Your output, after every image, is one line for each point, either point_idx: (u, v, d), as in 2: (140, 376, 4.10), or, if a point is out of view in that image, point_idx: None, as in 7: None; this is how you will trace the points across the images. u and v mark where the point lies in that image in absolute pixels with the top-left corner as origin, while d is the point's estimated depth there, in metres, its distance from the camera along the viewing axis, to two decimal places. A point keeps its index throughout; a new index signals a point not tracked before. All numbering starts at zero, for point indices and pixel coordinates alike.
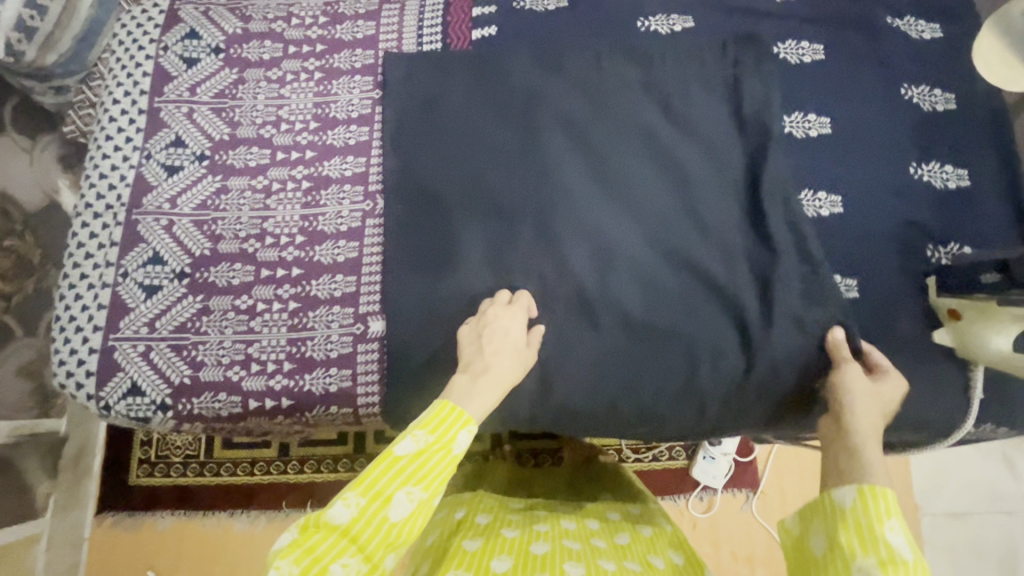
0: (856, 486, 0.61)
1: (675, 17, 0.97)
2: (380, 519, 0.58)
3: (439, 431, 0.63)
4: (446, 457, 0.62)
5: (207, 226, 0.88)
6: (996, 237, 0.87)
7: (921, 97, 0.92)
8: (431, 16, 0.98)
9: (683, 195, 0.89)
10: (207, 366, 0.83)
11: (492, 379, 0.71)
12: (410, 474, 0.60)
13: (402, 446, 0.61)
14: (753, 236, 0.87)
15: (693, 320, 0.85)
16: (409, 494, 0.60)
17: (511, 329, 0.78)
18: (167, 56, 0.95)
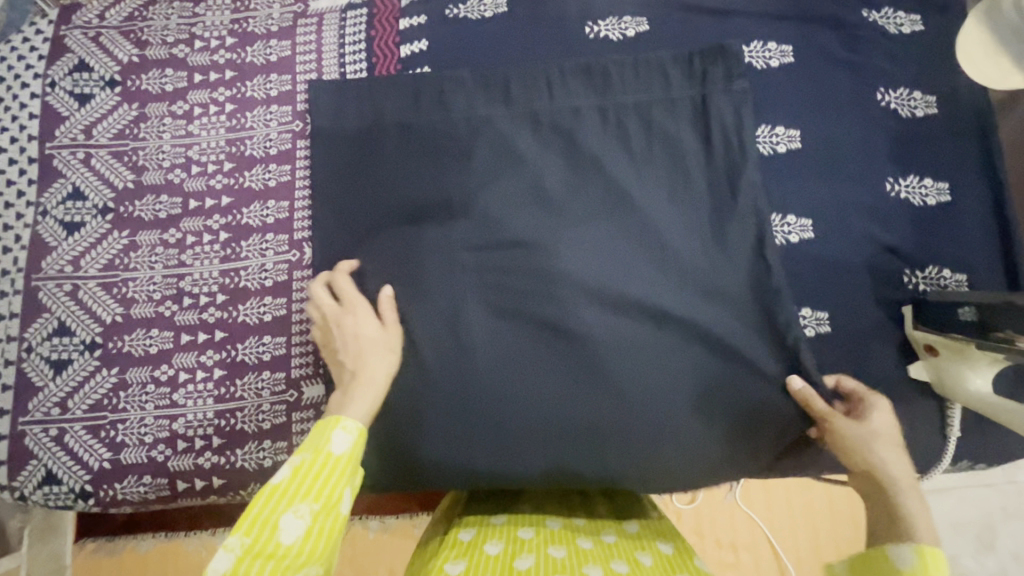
0: (915, 546, 0.58)
1: (627, 20, 0.87)
2: (272, 548, 0.52)
3: (312, 443, 0.60)
4: (339, 522, 0.57)
5: (116, 289, 0.80)
6: (979, 257, 0.80)
7: (899, 102, 0.84)
8: (353, 31, 0.86)
9: (644, 226, 0.80)
10: (128, 447, 0.76)
11: (365, 383, 0.70)
12: (311, 553, 0.54)
13: (286, 524, 0.54)
14: (720, 269, 0.79)
15: (659, 366, 0.78)
16: (298, 512, 0.55)
17: (360, 328, 0.74)
18: (55, 93, 0.84)
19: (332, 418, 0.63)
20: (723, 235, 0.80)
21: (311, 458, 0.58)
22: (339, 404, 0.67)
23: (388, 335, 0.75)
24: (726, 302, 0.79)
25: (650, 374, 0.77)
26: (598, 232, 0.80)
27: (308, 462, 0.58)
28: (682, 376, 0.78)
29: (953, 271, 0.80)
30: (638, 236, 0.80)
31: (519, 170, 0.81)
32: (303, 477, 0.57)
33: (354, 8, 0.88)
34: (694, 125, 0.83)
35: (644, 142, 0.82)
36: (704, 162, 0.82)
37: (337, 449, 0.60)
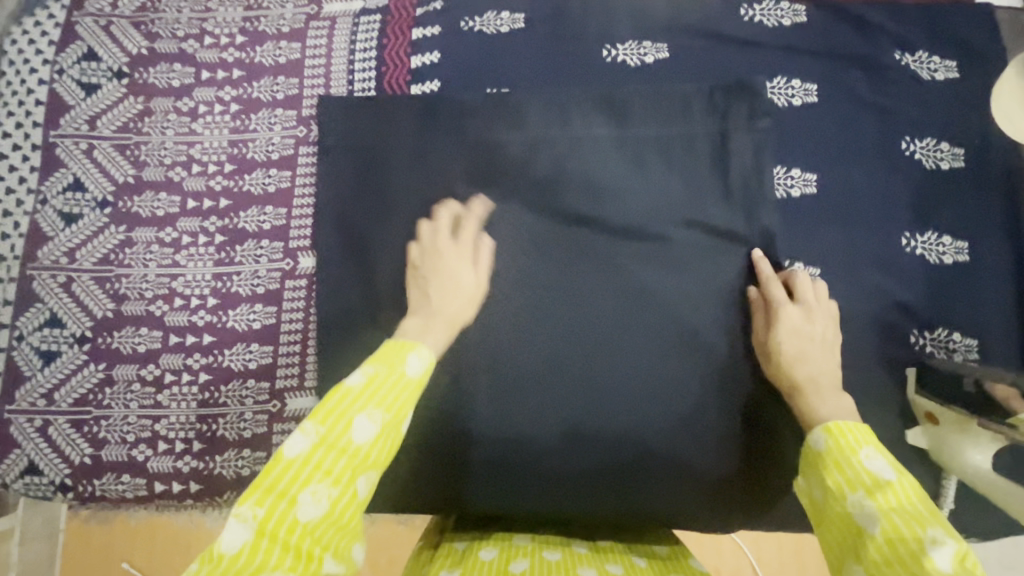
0: (823, 426, 0.59)
1: (648, 45, 0.84)
2: (344, 443, 0.53)
3: (389, 358, 0.59)
4: (399, 433, 0.57)
5: (110, 285, 0.79)
6: (993, 322, 0.77)
7: (925, 152, 0.80)
8: (365, 36, 0.84)
9: (644, 266, 0.78)
10: (110, 444, 0.76)
11: (444, 317, 0.69)
12: (376, 461, 0.54)
13: (359, 423, 0.54)
14: (719, 315, 0.77)
15: (605, 453, 0.76)
16: (370, 415, 0.54)
17: (453, 266, 0.73)
18: (62, 81, 0.83)
19: (410, 341, 0.61)
20: (724, 280, 0.78)
21: (384, 375, 0.57)
22: (417, 331, 0.66)
23: (451, 293, 0.71)
24: (722, 348, 0.77)
25: (593, 461, 0.76)
26: (596, 272, 0.78)
27: (384, 376, 0.57)
28: (634, 456, 0.76)
29: (963, 335, 0.77)
30: (638, 273, 0.78)
31: (525, 199, 0.80)
32: (375, 390, 0.56)
33: (367, 14, 0.85)
34: (706, 163, 0.80)
35: (652, 176, 0.80)
36: (714, 201, 0.79)
37: (411, 370, 0.58)
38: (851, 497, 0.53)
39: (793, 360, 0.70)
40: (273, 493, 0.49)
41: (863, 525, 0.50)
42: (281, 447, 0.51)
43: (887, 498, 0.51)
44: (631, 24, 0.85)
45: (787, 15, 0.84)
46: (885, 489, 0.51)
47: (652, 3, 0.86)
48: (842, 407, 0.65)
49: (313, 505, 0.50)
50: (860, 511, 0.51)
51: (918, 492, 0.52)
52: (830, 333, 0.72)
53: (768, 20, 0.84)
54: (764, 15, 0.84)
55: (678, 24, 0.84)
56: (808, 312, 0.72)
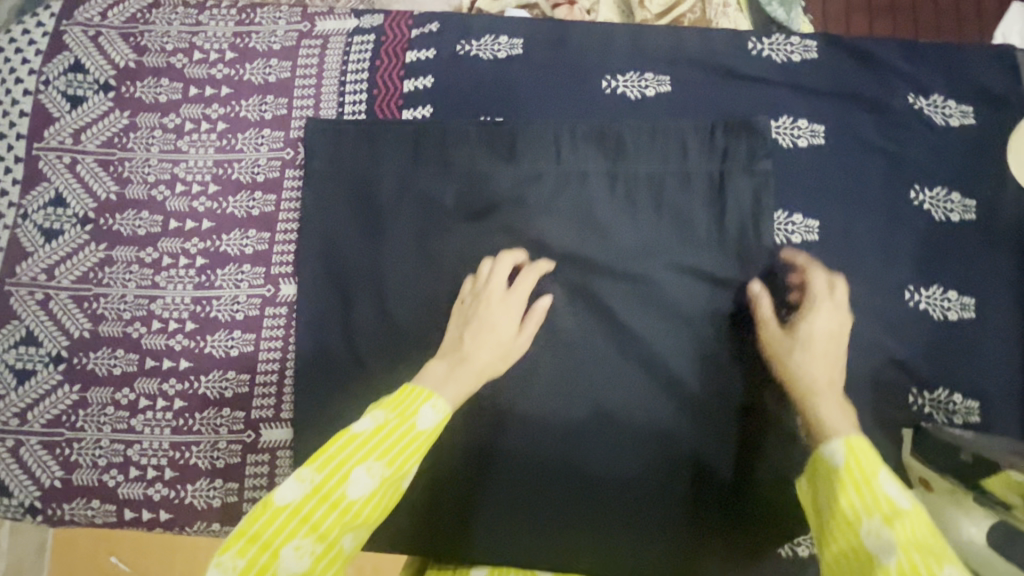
0: (844, 439, 0.55)
1: (649, 77, 0.81)
2: (338, 496, 0.52)
3: (402, 411, 0.59)
4: (395, 490, 0.57)
5: (88, 304, 0.78)
6: (996, 384, 0.74)
7: (934, 203, 0.77)
8: (357, 58, 0.82)
9: (633, 309, 0.76)
10: (81, 468, 0.75)
11: (472, 367, 0.68)
12: (368, 520, 0.54)
13: (356, 477, 0.53)
14: (709, 365, 0.74)
15: (590, 435, 0.74)
16: (369, 470, 0.54)
17: (499, 321, 0.72)
18: (48, 92, 0.81)
19: (425, 392, 0.62)
20: (717, 328, 0.75)
21: (388, 429, 0.57)
22: (442, 377, 0.66)
23: (484, 343, 0.70)
24: (711, 399, 0.74)
25: (580, 447, 0.74)
26: (584, 313, 0.76)
27: (392, 428, 0.57)
28: (615, 437, 0.74)
29: (964, 396, 0.74)
30: (628, 317, 0.76)
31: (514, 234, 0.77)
32: (378, 442, 0.56)
33: (361, 33, 0.82)
34: (703, 204, 0.77)
35: (646, 215, 0.77)
36: (710, 245, 0.76)
37: (421, 424, 0.59)
38: (866, 522, 0.49)
39: (804, 363, 0.68)
40: (258, 543, 0.49)
41: (875, 551, 0.47)
42: (275, 492, 0.51)
43: (905, 527, 0.47)
44: (633, 54, 0.82)
45: (797, 51, 0.81)
46: (904, 517, 0.48)
47: (656, 33, 0.83)
48: (844, 415, 0.61)
49: (293, 562, 0.50)
50: (876, 537, 0.47)
51: (938, 532, 0.48)
52: (842, 331, 0.70)
53: (776, 55, 0.81)
54: (773, 50, 0.81)
55: (682, 56, 0.81)
56: (835, 315, 0.70)
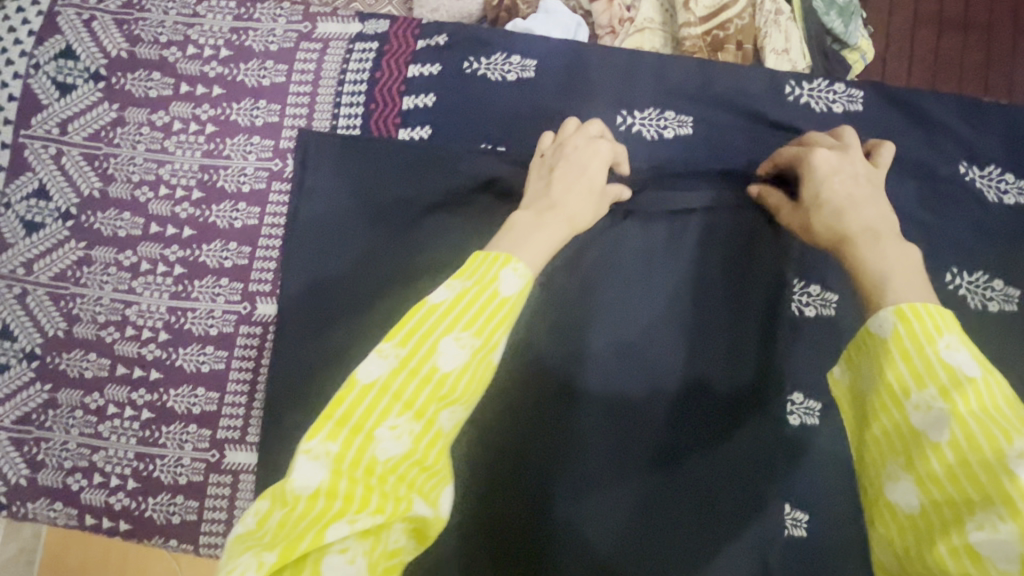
0: (893, 306, 0.43)
1: (669, 117, 0.74)
2: (428, 369, 0.44)
3: (478, 274, 0.49)
4: (490, 363, 0.47)
5: (64, 303, 0.76)
6: None
7: (972, 288, 0.68)
8: (356, 68, 0.76)
9: (623, 365, 0.69)
10: (47, 468, 0.74)
11: (559, 214, 0.59)
12: (463, 395, 0.45)
13: (445, 348, 0.45)
14: (711, 424, 0.67)
15: (589, 444, 0.67)
16: (458, 340, 0.45)
17: (588, 166, 0.64)
18: (38, 77, 0.78)
19: (503, 254, 0.50)
20: (721, 396, 0.68)
21: (474, 295, 0.47)
22: (532, 225, 0.56)
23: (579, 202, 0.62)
24: (741, 453, 0.67)
25: (586, 456, 0.67)
26: (570, 364, 0.70)
27: (472, 294, 0.47)
28: (654, 426, 0.67)
29: None
30: (630, 363, 0.69)
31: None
32: (460, 312, 0.46)
33: (364, 39, 0.77)
34: (713, 262, 0.70)
35: (650, 268, 0.70)
36: (716, 308, 0.69)
37: (505, 289, 0.48)
38: (914, 394, 0.41)
39: (839, 206, 0.56)
40: (349, 426, 0.42)
41: (922, 429, 0.40)
42: (356, 370, 0.44)
43: (968, 399, 0.38)
44: (654, 88, 0.75)
45: (839, 100, 0.73)
46: (967, 388, 0.39)
47: (683, 65, 0.75)
48: (894, 254, 0.49)
49: (391, 442, 0.42)
50: (926, 413, 0.40)
51: (1004, 390, 0.40)
52: (876, 182, 0.59)
53: (816, 103, 0.73)
54: (812, 96, 0.73)
55: (708, 95, 0.74)
56: (847, 155, 0.60)
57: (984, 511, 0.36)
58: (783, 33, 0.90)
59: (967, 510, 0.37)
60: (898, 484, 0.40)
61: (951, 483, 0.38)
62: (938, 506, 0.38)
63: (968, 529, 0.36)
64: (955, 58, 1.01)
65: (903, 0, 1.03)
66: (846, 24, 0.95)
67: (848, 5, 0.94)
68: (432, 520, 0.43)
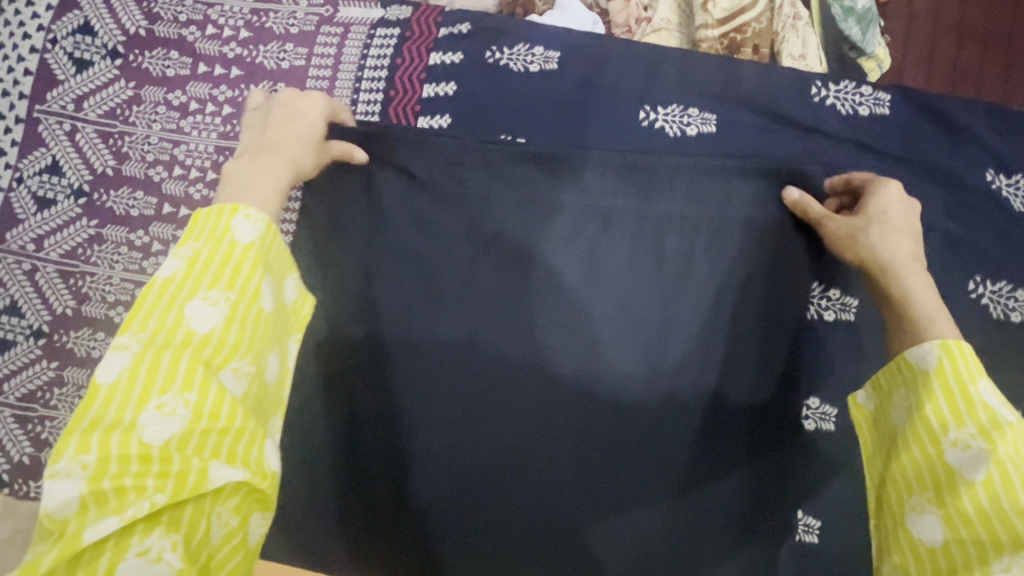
0: (939, 341, 0.47)
1: (693, 114, 0.73)
2: (179, 342, 0.43)
3: (206, 232, 0.48)
4: (261, 309, 0.48)
5: (74, 280, 0.75)
6: None
7: (995, 298, 0.68)
8: (378, 54, 0.76)
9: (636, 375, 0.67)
10: (50, 447, 0.74)
11: (280, 160, 0.59)
12: (237, 346, 0.46)
13: (194, 311, 0.45)
14: (736, 431, 0.66)
15: (566, 463, 0.66)
16: (206, 299, 0.45)
17: (286, 118, 0.64)
18: (54, 52, 0.78)
19: (228, 205, 0.49)
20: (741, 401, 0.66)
21: (212, 254, 0.46)
22: (254, 175, 0.55)
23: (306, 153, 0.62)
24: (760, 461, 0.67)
25: (554, 472, 0.67)
26: (585, 364, 0.68)
27: (205, 257, 0.46)
28: (677, 434, 0.66)
29: None
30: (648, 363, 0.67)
31: (522, 267, 0.70)
32: (200, 272, 0.46)
33: (385, 25, 0.76)
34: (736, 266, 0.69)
35: (670, 265, 0.69)
36: (739, 309, 0.68)
37: (240, 237, 0.48)
38: (952, 430, 0.43)
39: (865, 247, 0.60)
40: (100, 430, 0.40)
41: (957, 466, 0.42)
42: (94, 374, 0.42)
43: (1009, 443, 0.41)
44: (678, 84, 0.74)
45: (866, 102, 0.72)
46: (1006, 431, 0.41)
47: (709, 62, 0.74)
48: (924, 287, 0.55)
49: (158, 424, 0.41)
50: (964, 451, 0.42)
51: None
52: (908, 230, 0.60)
53: (842, 105, 0.72)
54: (839, 98, 0.72)
55: (733, 93, 0.73)
56: (883, 204, 0.62)
57: (1013, 555, 0.38)
58: (801, 38, 0.88)
59: (994, 550, 0.39)
60: (924, 517, 0.43)
61: (981, 523, 0.40)
62: (962, 542, 0.41)
63: (993, 570, 0.38)
64: (974, 69, 1.00)
65: (924, 9, 1.02)
66: (863, 32, 0.94)
67: (867, 13, 0.93)
68: (243, 478, 0.43)
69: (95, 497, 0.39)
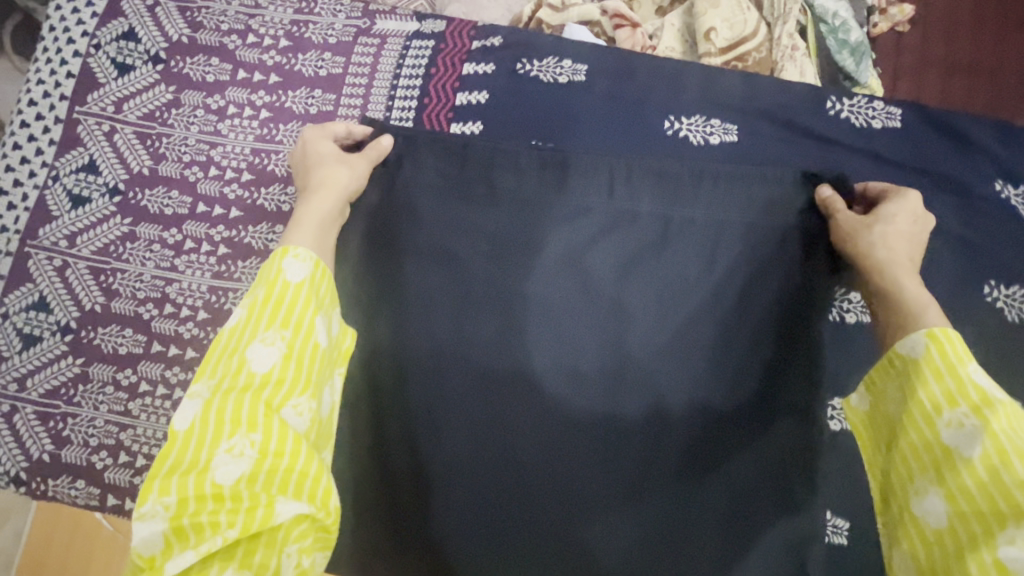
0: (925, 330, 0.48)
1: (715, 124, 0.76)
2: (243, 384, 0.47)
3: (265, 277, 0.53)
4: (316, 343, 0.52)
5: (104, 277, 0.76)
6: None
7: (1010, 301, 0.70)
8: (412, 63, 0.79)
9: (660, 373, 0.68)
10: (71, 445, 0.73)
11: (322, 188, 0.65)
12: (293, 384, 0.49)
13: (255, 352, 0.49)
14: (758, 432, 0.67)
15: (568, 474, 0.66)
16: (265, 340, 0.49)
17: (315, 147, 0.71)
18: (97, 56, 0.80)
19: (278, 250, 0.55)
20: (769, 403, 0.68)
21: (267, 299, 0.51)
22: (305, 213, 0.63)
23: (345, 172, 0.68)
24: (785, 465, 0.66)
25: (569, 473, 0.66)
26: (611, 361, 0.69)
27: (262, 299, 0.51)
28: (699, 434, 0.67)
29: None
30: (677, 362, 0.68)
31: (551, 267, 0.71)
32: (259, 314, 0.51)
33: (420, 38, 0.80)
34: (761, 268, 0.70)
35: (699, 267, 0.71)
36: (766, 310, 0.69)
37: (292, 276, 0.53)
38: (946, 412, 0.44)
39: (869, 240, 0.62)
40: (176, 474, 0.44)
41: (954, 445, 0.43)
42: (171, 423, 0.46)
43: (1000, 418, 0.42)
44: (700, 96, 0.77)
45: (878, 116, 0.76)
46: (998, 408, 0.42)
47: (729, 77, 0.78)
48: (913, 283, 0.56)
49: (226, 462, 0.44)
50: (958, 430, 0.43)
51: None
52: (919, 238, 0.63)
53: (856, 118, 0.76)
54: (853, 112, 0.76)
55: (752, 106, 0.77)
56: (904, 210, 0.65)
57: (1016, 527, 0.38)
58: (798, 67, 0.94)
59: (998, 525, 0.39)
60: (927, 498, 0.44)
61: (982, 497, 0.40)
62: (965, 520, 0.41)
63: (999, 546, 0.38)
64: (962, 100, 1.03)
65: (911, 43, 1.07)
66: (857, 64, 0.99)
67: (860, 45, 0.98)
68: (309, 511, 0.45)
69: (175, 534, 0.42)
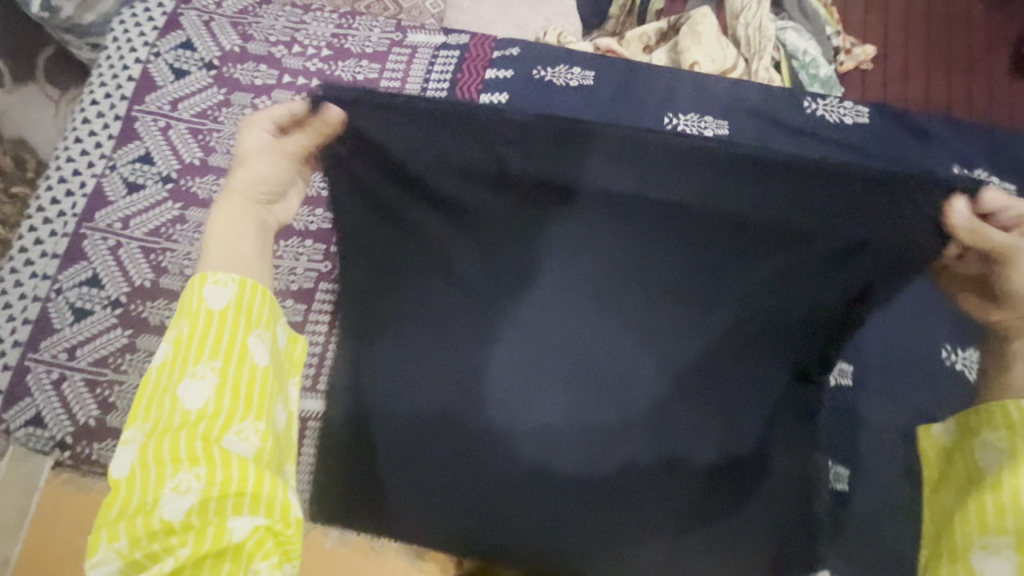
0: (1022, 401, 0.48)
1: (708, 120, 0.87)
2: (175, 422, 0.43)
3: (189, 309, 0.48)
4: (252, 368, 0.47)
5: (155, 256, 0.82)
6: None
7: None
8: (441, 69, 0.89)
9: (703, 369, 0.63)
10: (118, 409, 0.77)
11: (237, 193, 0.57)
12: (230, 414, 0.45)
13: (186, 390, 0.45)
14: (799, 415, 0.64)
15: (539, 507, 0.62)
16: (195, 376, 0.45)
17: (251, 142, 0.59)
18: (156, 62, 0.89)
19: (198, 276, 0.50)
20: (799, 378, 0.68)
21: (192, 331, 0.47)
22: (218, 220, 0.56)
23: (266, 169, 0.58)
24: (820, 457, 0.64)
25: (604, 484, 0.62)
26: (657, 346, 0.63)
27: (187, 333, 0.47)
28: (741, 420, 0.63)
29: None
30: None
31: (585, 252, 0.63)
32: (185, 347, 0.46)
33: (447, 49, 0.91)
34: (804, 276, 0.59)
35: None
36: None
37: (217, 304, 0.48)
38: None
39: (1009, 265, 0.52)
40: (117, 522, 0.41)
41: None
42: (109, 471, 0.43)
43: None
44: (694, 97, 0.88)
45: (849, 114, 0.87)
46: None
47: (718, 81, 0.89)
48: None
49: (171, 505, 0.40)
50: None
51: None
52: None
53: (830, 115, 0.87)
54: (827, 110, 0.87)
55: (739, 105, 0.88)
56: None
57: None
58: None
59: None
60: (992, 555, 0.43)
61: None
62: None
63: None
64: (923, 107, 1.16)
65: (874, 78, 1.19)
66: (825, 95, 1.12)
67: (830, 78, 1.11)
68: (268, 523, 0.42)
69: (131, 573, 0.40)
